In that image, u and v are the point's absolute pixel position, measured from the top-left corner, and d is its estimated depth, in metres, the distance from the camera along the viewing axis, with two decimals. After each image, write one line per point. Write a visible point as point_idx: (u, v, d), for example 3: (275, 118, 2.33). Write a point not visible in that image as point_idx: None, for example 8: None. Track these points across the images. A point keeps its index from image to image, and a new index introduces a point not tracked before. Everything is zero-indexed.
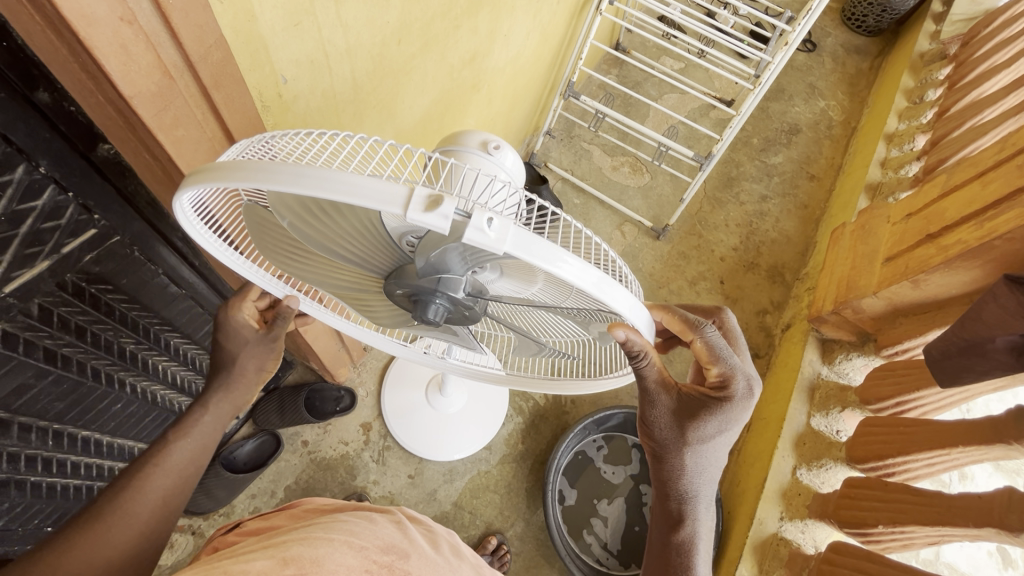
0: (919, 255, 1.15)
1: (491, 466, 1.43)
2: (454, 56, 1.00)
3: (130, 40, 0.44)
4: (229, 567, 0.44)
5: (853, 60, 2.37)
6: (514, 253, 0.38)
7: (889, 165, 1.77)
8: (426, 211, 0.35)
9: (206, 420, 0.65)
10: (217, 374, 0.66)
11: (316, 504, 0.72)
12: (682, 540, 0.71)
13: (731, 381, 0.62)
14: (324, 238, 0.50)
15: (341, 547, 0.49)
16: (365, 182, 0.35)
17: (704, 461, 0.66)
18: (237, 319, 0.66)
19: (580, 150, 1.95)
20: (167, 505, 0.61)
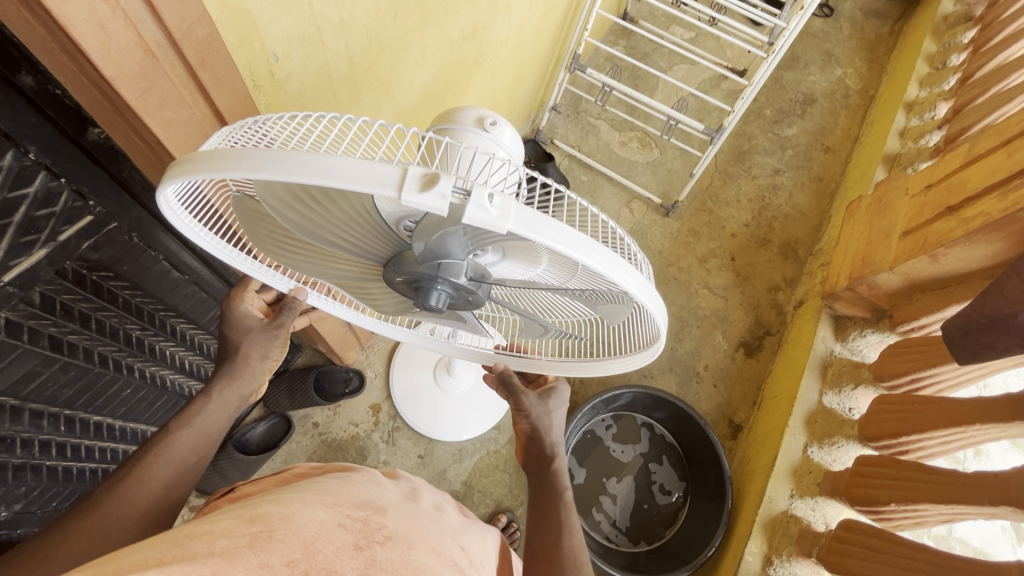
0: (938, 229, 1.11)
1: (501, 446, 1.44)
2: (454, 29, 0.96)
3: (108, 17, 0.42)
4: (190, 529, 0.42)
5: (873, 24, 2.27)
6: (517, 231, 0.36)
7: (908, 135, 1.70)
8: (423, 191, 0.33)
9: (210, 409, 0.66)
10: (222, 362, 0.68)
11: (304, 468, 0.71)
12: (557, 489, 0.76)
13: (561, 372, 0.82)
14: (316, 226, 0.49)
15: (311, 503, 0.46)
16: (356, 165, 0.33)
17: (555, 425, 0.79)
18: (241, 309, 0.67)
19: (587, 126, 1.90)
20: (168, 494, 0.61)
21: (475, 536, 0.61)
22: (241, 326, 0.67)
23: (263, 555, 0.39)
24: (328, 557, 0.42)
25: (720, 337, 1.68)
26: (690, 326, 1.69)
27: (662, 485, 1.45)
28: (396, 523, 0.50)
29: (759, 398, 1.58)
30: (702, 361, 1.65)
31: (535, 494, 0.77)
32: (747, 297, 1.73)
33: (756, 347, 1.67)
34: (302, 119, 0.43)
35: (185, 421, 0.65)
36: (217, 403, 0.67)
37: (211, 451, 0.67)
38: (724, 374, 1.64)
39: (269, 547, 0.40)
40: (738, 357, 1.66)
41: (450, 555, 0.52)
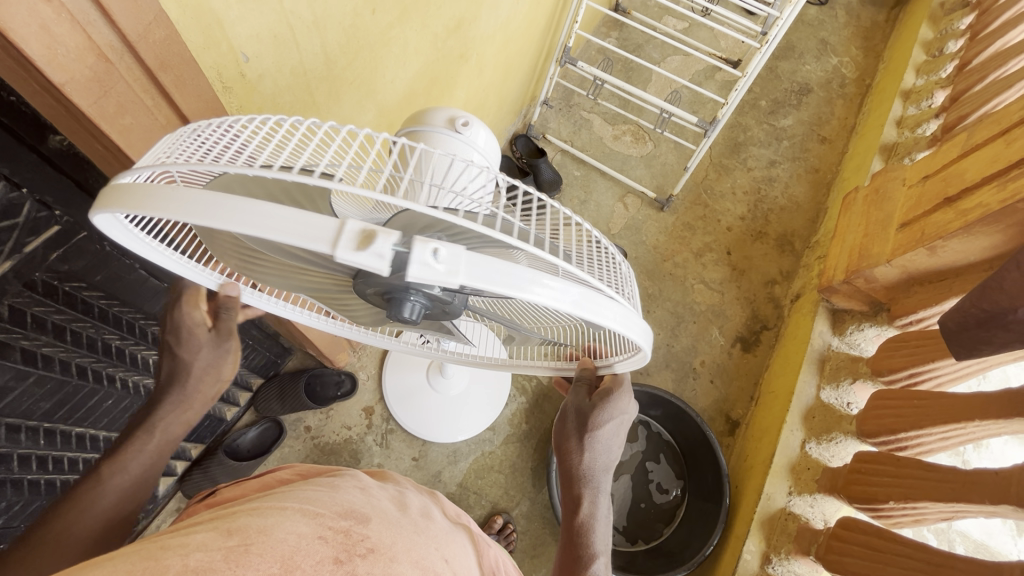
0: (936, 221, 1.09)
1: (496, 447, 1.43)
2: (437, 25, 0.94)
3: (52, 19, 0.39)
4: (165, 541, 0.39)
5: (868, 12, 2.24)
6: (470, 283, 0.35)
7: (905, 124, 1.68)
8: (360, 249, 0.33)
9: (142, 449, 0.66)
10: (166, 392, 0.66)
11: (287, 473, 0.69)
12: (585, 554, 0.73)
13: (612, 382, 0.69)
14: (279, 242, 0.47)
15: (291, 515, 0.44)
16: (288, 216, 0.32)
17: (599, 457, 0.72)
18: (193, 319, 0.63)
19: (579, 119, 1.87)
20: (102, 537, 0.62)
21: (458, 543, 0.59)
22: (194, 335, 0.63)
23: (239, 570, 0.37)
24: (307, 571, 0.40)
25: (716, 332, 1.66)
26: (686, 322, 1.67)
27: (659, 484, 1.44)
28: (380, 535, 0.48)
29: (757, 393, 1.57)
30: (699, 357, 1.63)
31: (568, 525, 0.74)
32: (743, 292, 1.72)
33: (753, 342, 1.65)
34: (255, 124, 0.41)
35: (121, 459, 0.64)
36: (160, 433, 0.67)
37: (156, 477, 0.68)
38: (721, 370, 1.62)
39: (246, 562, 0.38)
40: (735, 352, 1.64)
41: (432, 567, 0.50)
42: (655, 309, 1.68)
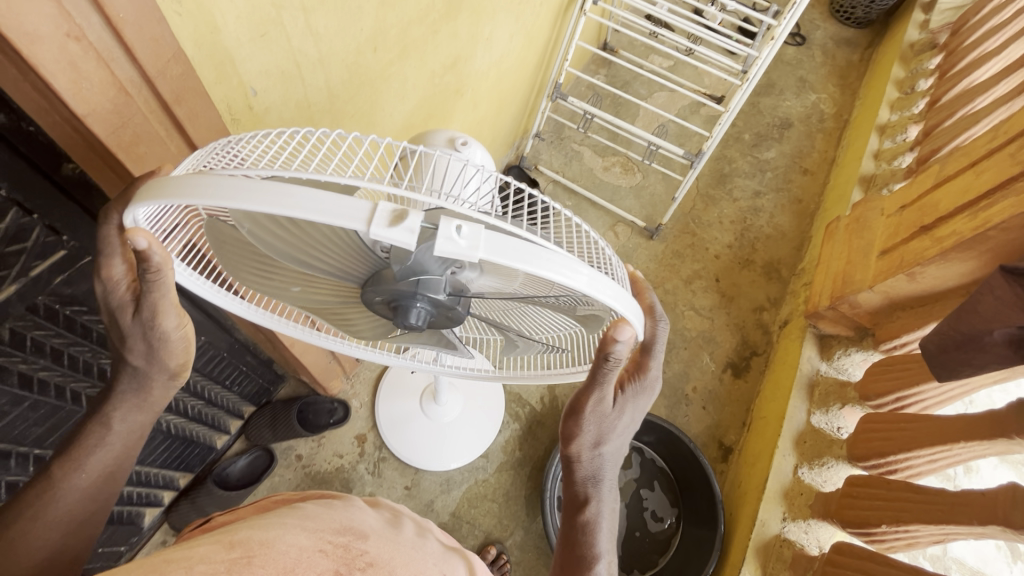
0: (914, 248, 1.13)
1: (489, 475, 1.41)
2: (434, 62, 0.99)
3: (80, 57, 0.42)
4: (169, 554, 0.39)
5: (843, 52, 2.36)
6: (490, 257, 0.37)
7: (882, 157, 1.75)
8: (392, 226, 0.34)
9: (100, 442, 0.57)
10: (121, 378, 0.56)
11: (282, 496, 0.69)
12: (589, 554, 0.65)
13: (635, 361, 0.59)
14: (292, 248, 0.49)
15: (291, 527, 0.45)
16: (326, 199, 0.34)
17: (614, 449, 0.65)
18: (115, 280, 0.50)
19: (570, 152, 1.93)
20: (63, 552, 0.56)
21: (455, 566, 0.59)
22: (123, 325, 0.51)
23: None
24: None
25: (707, 359, 1.68)
26: (677, 348, 1.69)
27: (654, 512, 1.43)
28: (378, 549, 0.49)
29: (748, 419, 1.57)
30: (691, 383, 1.64)
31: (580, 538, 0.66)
32: (732, 318, 1.75)
33: (744, 367, 1.67)
34: (275, 137, 0.44)
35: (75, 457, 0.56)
36: (119, 424, 0.58)
37: (126, 468, 0.60)
38: (713, 396, 1.63)
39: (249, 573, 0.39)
40: (726, 378, 1.66)
41: None
42: None
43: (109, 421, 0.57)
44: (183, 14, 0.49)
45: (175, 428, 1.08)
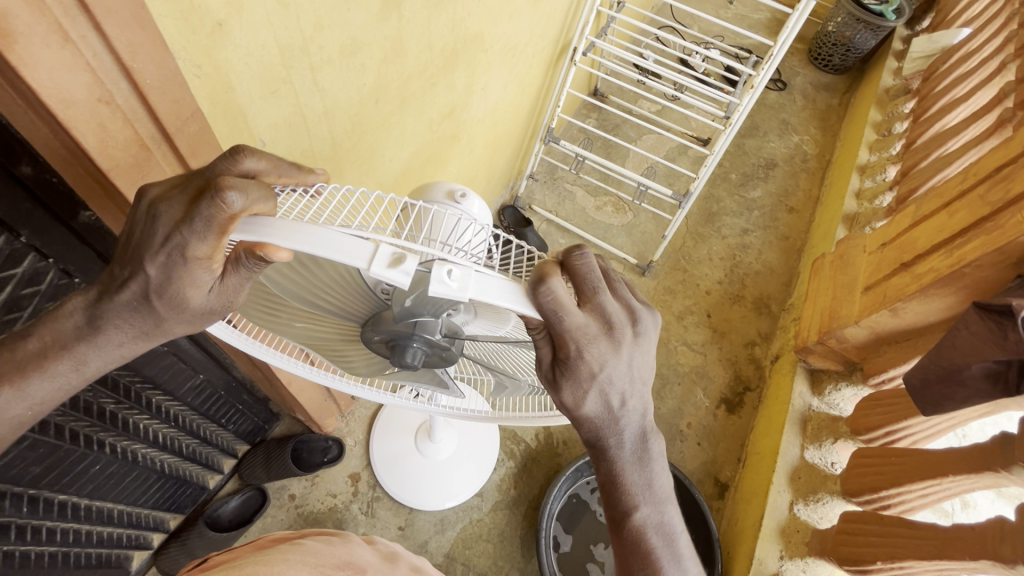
0: (895, 284, 1.17)
1: (484, 514, 1.40)
2: (433, 111, 1.04)
3: (107, 118, 0.46)
4: None
5: (823, 96, 2.48)
6: (477, 299, 0.39)
7: (863, 196, 1.82)
8: (391, 266, 0.37)
9: (61, 382, 0.50)
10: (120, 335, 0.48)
11: (278, 534, 0.70)
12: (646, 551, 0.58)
13: (567, 343, 0.45)
14: (301, 287, 0.52)
15: (294, 561, 0.48)
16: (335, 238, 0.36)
17: (629, 447, 0.54)
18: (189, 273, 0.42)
19: (563, 192, 2.00)
20: None
21: None
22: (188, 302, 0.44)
23: None
24: None
25: (701, 394, 1.69)
26: (671, 383, 1.70)
27: None
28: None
29: (743, 455, 1.58)
30: (685, 419, 1.65)
31: (617, 541, 0.59)
32: (724, 353, 1.77)
33: (737, 403, 1.69)
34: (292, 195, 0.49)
35: (24, 378, 0.49)
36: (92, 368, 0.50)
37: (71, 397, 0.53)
38: (708, 431, 1.64)
39: None
40: (720, 414, 1.67)
41: None
42: None
43: (83, 363, 0.49)
44: (201, 76, 0.54)
45: (169, 467, 1.07)
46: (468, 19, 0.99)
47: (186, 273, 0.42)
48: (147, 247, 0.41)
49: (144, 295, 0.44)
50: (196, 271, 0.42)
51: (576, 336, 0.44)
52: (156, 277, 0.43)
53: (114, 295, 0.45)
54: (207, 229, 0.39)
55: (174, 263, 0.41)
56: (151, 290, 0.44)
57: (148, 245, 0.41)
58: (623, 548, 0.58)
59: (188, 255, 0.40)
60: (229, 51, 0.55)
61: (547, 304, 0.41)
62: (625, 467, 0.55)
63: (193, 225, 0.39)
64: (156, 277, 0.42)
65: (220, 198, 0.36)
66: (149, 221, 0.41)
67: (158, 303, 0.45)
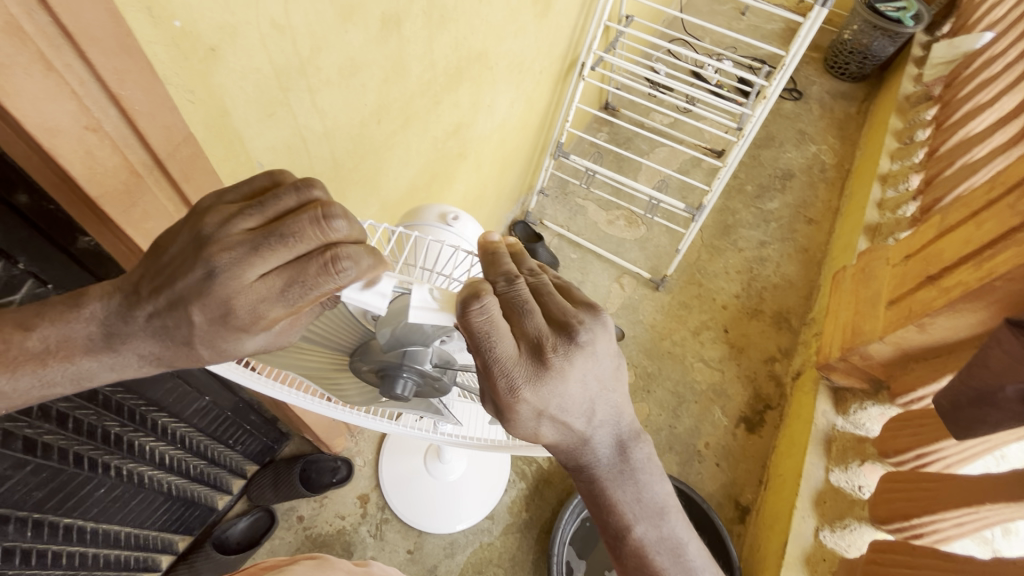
0: (921, 298, 1.12)
1: (495, 538, 1.36)
2: (438, 129, 1.04)
3: (95, 145, 0.46)
4: None
5: (841, 105, 2.43)
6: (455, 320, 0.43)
7: (885, 206, 1.76)
8: (363, 289, 0.41)
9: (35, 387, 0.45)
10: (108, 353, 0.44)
11: (271, 561, 0.68)
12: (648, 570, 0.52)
13: (494, 368, 0.43)
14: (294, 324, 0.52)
15: None
16: None
17: (607, 468, 0.50)
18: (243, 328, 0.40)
19: (575, 207, 1.98)
20: None
21: None
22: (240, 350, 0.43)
23: None
24: None
25: (719, 412, 1.64)
26: (687, 402, 1.65)
27: None
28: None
29: (765, 477, 1.51)
30: (703, 439, 1.59)
31: (621, 570, 0.54)
32: (743, 370, 1.71)
33: (758, 422, 1.63)
34: None
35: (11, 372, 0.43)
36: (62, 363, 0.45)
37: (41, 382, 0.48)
38: (727, 452, 1.58)
39: None
40: (740, 433, 1.61)
41: None
42: (655, 389, 1.67)
43: (86, 378, 0.46)
44: (194, 102, 0.54)
45: (177, 488, 1.06)
46: (471, 37, 0.99)
47: (239, 322, 0.40)
48: (203, 304, 0.39)
49: (181, 339, 0.42)
50: (249, 324, 0.40)
51: (507, 370, 0.43)
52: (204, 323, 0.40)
53: (146, 332, 0.43)
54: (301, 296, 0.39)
55: (238, 323, 0.40)
56: (194, 340, 0.42)
57: (203, 302, 0.39)
58: (630, 574, 0.54)
59: (259, 312, 0.39)
60: (223, 76, 0.55)
61: (475, 322, 0.42)
62: (609, 486, 0.51)
63: (281, 287, 0.39)
64: (205, 328, 0.41)
65: (334, 265, 0.38)
66: (206, 273, 0.39)
67: (202, 350, 0.42)
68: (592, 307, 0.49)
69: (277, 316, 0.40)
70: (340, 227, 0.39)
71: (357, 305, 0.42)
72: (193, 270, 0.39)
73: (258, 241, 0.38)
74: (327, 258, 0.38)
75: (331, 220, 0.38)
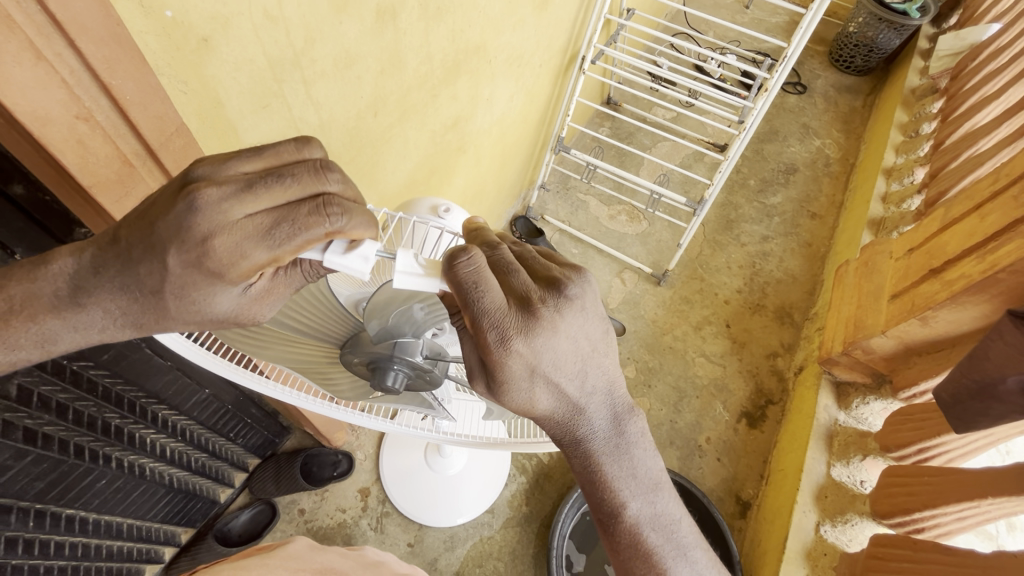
0: (924, 291, 1.11)
1: (495, 532, 1.37)
2: (436, 123, 1.04)
3: (87, 135, 0.46)
4: None
5: (846, 99, 2.41)
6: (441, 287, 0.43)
7: (890, 200, 1.74)
8: (345, 253, 0.40)
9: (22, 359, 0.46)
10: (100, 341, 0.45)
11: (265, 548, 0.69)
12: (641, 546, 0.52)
13: (485, 322, 0.42)
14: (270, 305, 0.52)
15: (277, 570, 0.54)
16: None
17: (601, 440, 0.50)
18: (218, 272, 0.39)
19: (576, 202, 1.98)
20: None
21: None
22: (208, 311, 0.42)
23: None
24: None
25: (721, 407, 1.63)
26: (688, 397, 1.65)
27: None
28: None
29: (766, 472, 1.51)
30: (704, 434, 1.59)
31: (613, 550, 0.54)
32: (745, 365, 1.71)
33: (759, 417, 1.62)
34: None
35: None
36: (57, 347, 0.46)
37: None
38: (728, 447, 1.57)
39: None
40: (741, 428, 1.60)
41: None
42: (656, 384, 1.66)
43: (51, 342, 0.45)
44: (187, 92, 0.54)
45: (178, 481, 1.07)
46: (469, 30, 0.99)
47: (216, 265, 0.39)
48: (181, 243, 0.39)
49: (151, 288, 0.41)
50: (226, 268, 0.39)
51: (497, 320, 0.42)
52: (180, 266, 0.39)
53: (120, 280, 0.42)
54: (285, 238, 0.38)
55: (212, 269, 0.39)
56: (166, 286, 0.41)
57: (181, 241, 0.39)
58: (619, 553, 0.53)
59: (238, 252, 0.38)
60: (216, 67, 0.56)
61: (464, 272, 0.41)
62: (604, 461, 0.50)
63: (266, 226, 0.38)
64: (177, 276, 0.40)
65: (326, 208, 0.38)
66: (186, 210, 0.38)
67: (170, 302, 0.41)
68: (576, 268, 0.49)
69: (254, 262, 0.39)
70: (334, 181, 0.40)
71: (339, 269, 0.41)
72: (176, 206, 0.39)
73: (252, 182, 0.39)
74: (320, 202, 0.39)
75: (328, 174, 0.40)
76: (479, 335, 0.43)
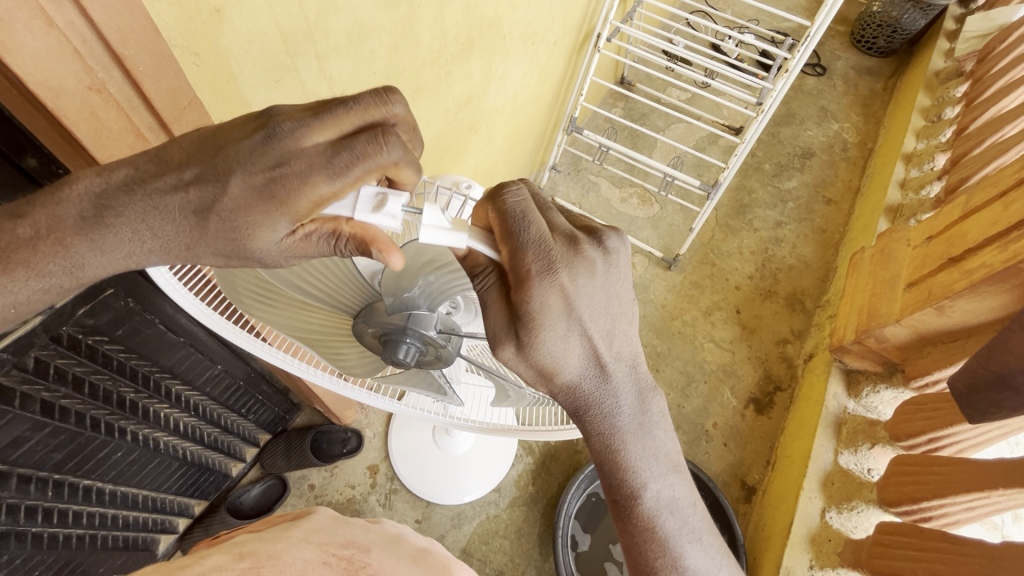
0: (942, 280, 1.09)
1: (501, 510, 1.39)
2: (448, 100, 1.02)
3: (100, 107, 0.46)
4: None
5: (866, 81, 2.35)
6: (471, 242, 0.42)
7: (908, 186, 1.70)
8: (374, 212, 0.39)
9: (53, 284, 0.46)
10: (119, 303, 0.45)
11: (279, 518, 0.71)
12: (658, 529, 0.52)
13: (530, 252, 0.43)
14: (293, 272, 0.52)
15: (296, 543, 0.56)
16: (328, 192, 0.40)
17: (626, 408, 0.49)
18: (275, 198, 0.39)
19: (587, 183, 1.95)
20: None
21: None
22: (245, 247, 0.42)
23: None
24: None
25: (728, 393, 1.63)
26: (696, 381, 1.65)
27: None
28: (377, 557, 0.60)
29: (772, 458, 1.51)
30: (710, 419, 1.59)
31: (627, 530, 0.53)
32: (754, 351, 1.70)
33: (767, 403, 1.62)
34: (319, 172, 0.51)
35: (8, 268, 0.44)
36: (89, 275, 0.45)
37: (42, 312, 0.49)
38: (735, 432, 1.58)
39: None
40: (748, 414, 1.60)
41: None
42: (664, 368, 1.66)
43: (79, 268, 0.44)
44: (199, 65, 0.53)
45: (191, 455, 1.08)
46: (483, 4, 0.96)
47: (278, 194, 0.39)
48: (250, 165, 0.39)
49: (197, 211, 0.41)
50: (287, 198, 0.39)
51: (543, 250, 0.43)
52: (238, 192, 0.40)
53: (162, 200, 0.41)
54: (345, 165, 0.38)
55: (272, 195, 0.39)
56: (215, 210, 0.41)
57: (251, 164, 0.40)
58: (633, 535, 0.53)
59: (294, 178, 0.39)
60: (228, 39, 0.54)
61: (514, 203, 0.43)
62: (628, 439, 0.50)
63: (326, 155, 0.39)
64: (234, 200, 0.40)
65: (382, 133, 0.39)
66: (261, 138, 0.40)
67: (214, 225, 0.41)
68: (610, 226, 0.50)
69: (316, 192, 0.39)
70: (397, 105, 0.41)
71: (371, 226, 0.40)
72: (251, 135, 0.41)
73: (319, 113, 0.40)
74: (375, 128, 0.39)
75: (390, 99, 0.41)
76: (521, 268, 0.42)
